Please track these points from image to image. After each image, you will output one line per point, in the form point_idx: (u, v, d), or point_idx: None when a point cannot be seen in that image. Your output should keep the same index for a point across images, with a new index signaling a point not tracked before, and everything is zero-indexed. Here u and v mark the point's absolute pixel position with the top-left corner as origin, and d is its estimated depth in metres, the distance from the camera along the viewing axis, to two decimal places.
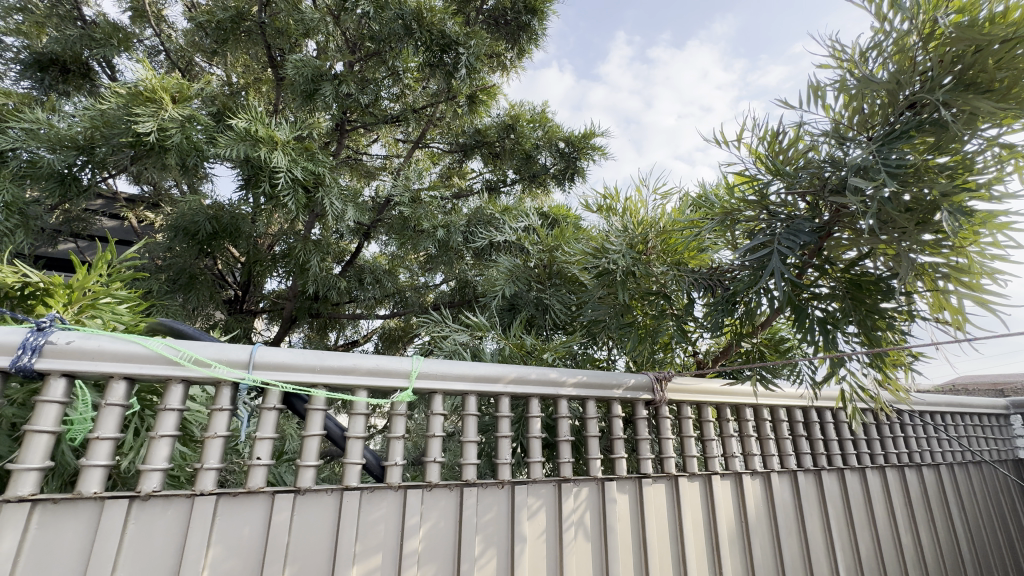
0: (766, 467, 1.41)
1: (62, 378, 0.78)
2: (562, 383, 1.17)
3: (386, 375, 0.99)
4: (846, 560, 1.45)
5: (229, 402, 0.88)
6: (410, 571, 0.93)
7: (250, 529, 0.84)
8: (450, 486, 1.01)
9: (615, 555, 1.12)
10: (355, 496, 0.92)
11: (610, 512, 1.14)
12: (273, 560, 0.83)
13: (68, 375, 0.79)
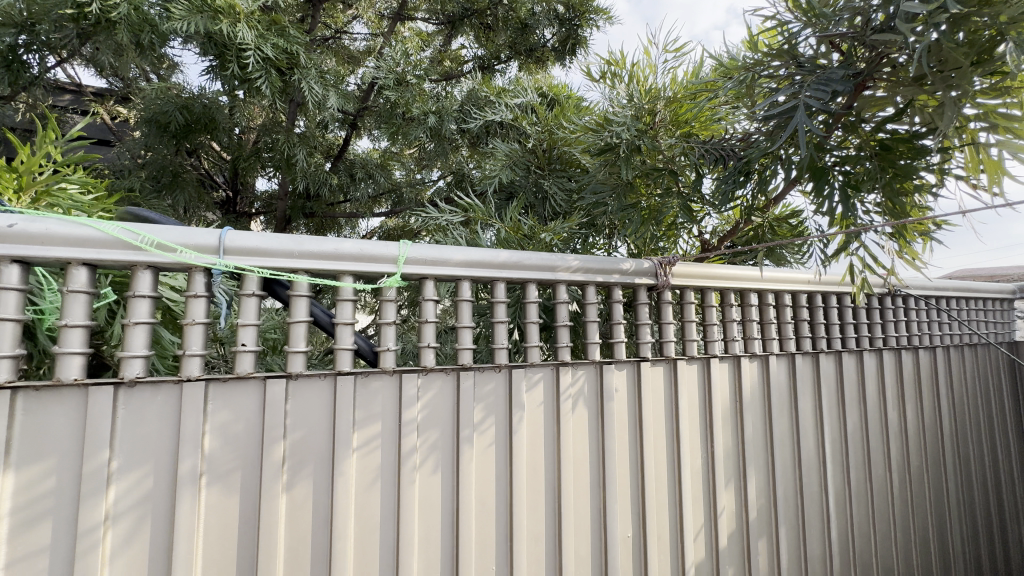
0: (765, 350, 1.41)
1: (15, 265, 0.72)
2: (560, 269, 1.11)
3: (373, 260, 0.92)
4: (832, 432, 1.51)
5: (205, 289, 0.82)
6: (409, 437, 0.94)
7: (246, 412, 0.84)
8: (446, 370, 1.00)
9: (611, 431, 1.15)
10: (349, 382, 0.90)
11: (607, 392, 1.15)
12: (272, 438, 0.84)
13: (22, 262, 0.73)
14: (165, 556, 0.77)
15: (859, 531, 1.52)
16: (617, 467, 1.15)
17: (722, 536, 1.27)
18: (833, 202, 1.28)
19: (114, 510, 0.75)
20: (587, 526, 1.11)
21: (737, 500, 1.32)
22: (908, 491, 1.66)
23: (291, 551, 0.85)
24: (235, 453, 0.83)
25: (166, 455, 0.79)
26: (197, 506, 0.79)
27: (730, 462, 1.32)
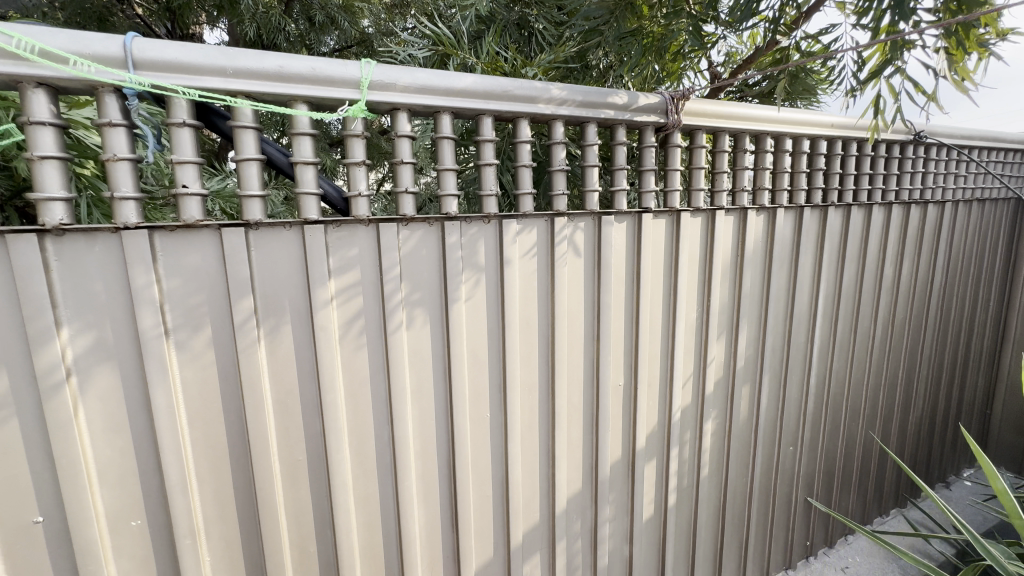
0: (773, 203, 1.31)
1: None
2: (556, 102, 0.95)
3: (330, 83, 0.75)
4: (827, 287, 1.49)
5: (123, 116, 0.67)
6: (393, 293, 0.88)
7: (204, 266, 0.74)
8: (430, 221, 0.89)
9: (607, 285, 1.09)
10: (319, 231, 0.80)
11: (605, 244, 1.07)
12: (240, 293, 0.76)
13: None
14: (144, 409, 0.74)
15: (836, 376, 1.60)
16: (612, 321, 1.12)
17: (709, 383, 1.31)
18: (884, 5, 1.07)
19: (74, 365, 0.69)
20: (579, 375, 1.12)
21: (726, 351, 1.34)
22: (887, 341, 1.71)
23: (279, 403, 0.83)
24: (200, 309, 0.75)
25: (122, 312, 0.71)
26: (167, 361, 0.73)
27: (724, 316, 1.30)
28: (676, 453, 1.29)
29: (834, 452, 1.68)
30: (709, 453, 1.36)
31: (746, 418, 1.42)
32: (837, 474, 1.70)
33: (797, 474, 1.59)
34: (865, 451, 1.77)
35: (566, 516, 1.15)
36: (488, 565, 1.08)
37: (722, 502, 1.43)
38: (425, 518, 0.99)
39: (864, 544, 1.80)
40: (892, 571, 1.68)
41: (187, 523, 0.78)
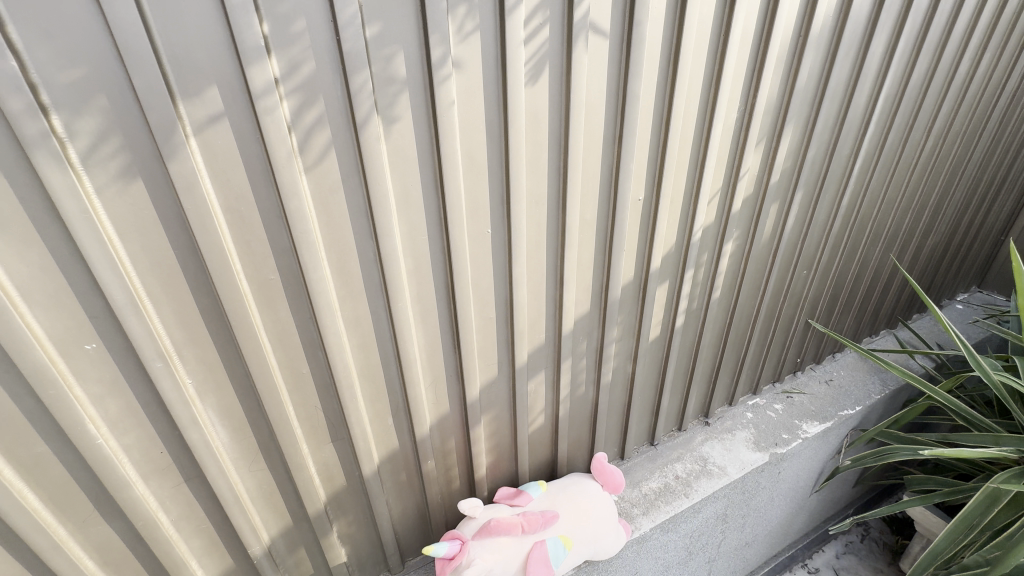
0: None
1: None
2: None
3: None
4: (891, 86, 1.25)
5: None
6: (359, 67, 0.67)
7: (72, 8, 0.52)
8: None
9: (637, 68, 0.86)
10: None
11: (639, 7, 0.82)
12: (140, 52, 0.55)
13: None
14: (52, 215, 0.58)
15: (869, 195, 1.45)
16: (638, 119, 0.92)
17: (738, 199, 1.16)
18: None
19: None
20: (594, 187, 0.95)
21: (761, 163, 1.16)
22: (934, 155, 1.52)
23: (230, 211, 0.67)
24: (88, 77, 0.55)
25: None
26: (61, 151, 0.56)
27: (767, 118, 1.09)
28: (690, 275, 1.21)
29: (844, 276, 1.62)
30: (723, 276, 1.28)
31: (768, 239, 1.31)
32: (842, 297, 1.68)
33: (804, 297, 1.54)
34: (874, 275, 1.72)
35: (572, 338, 1.11)
36: (493, 384, 1.07)
37: (727, 323, 1.40)
38: (425, 340, 0.93)
39: (850, 361, 1.89)
40: (873, 383, 1.77)
41: (152, 345, 0.69)
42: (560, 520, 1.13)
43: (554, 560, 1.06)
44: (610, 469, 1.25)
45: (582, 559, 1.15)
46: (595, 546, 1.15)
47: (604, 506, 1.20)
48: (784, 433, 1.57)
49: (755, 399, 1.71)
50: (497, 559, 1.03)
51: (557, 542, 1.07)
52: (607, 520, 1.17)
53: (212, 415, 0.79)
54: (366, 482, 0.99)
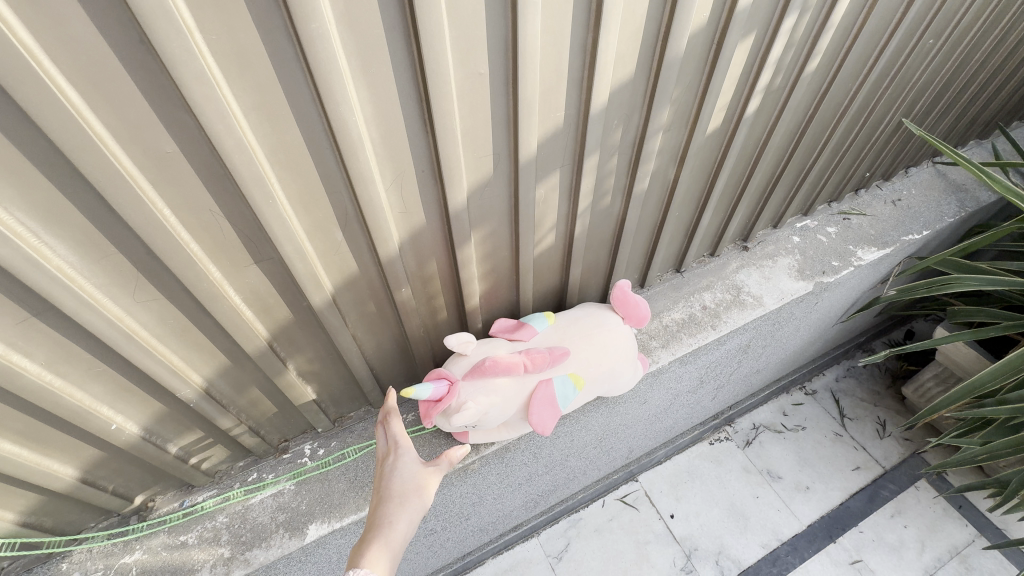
0: None
1: None
2: None
3: None
4: None
5: None
6: None
7: None
8: None
9: None
10: None
11: None
12: None
13: None
14: None
15: None
16: None
17: None
18: None
19: None
20: None
21: None
22: None
23: None
24: None
25: None
26: None
27: None
28: (790, 26, 0.79)
29: (969, 55, 1.20)
30: (833, 32, 0.86)
31: None
32: (952, 89, 1.28)
33: (913, 84, 1.16)
34: (1003, 58, 1.29)
35: (603, 121, 0.75)
36: (486, 187, 0.75)
37: (810, 113, 1.03)
38: (375, 107, 0.58)
39: (925, 178, 1.54)
40: (949, 203, 1.47)
41: None
42: (572, 357, 0.93)
43: (561, 401, 0.89)
44: (633, 300, 1.01)
45: (595, 395, 1.00)
46: (610, 383, 0.98)
47: (624, 341, 0.99)
48: (834, 259, 1.32)
49: (805, 221, 1.42)
50: (496, 401, 0.85)
51: (566, 382, 0.89)
52: (626, 356, 0.98)
53: (24, 217, 0.49)
54: (319, 314, 0.75)
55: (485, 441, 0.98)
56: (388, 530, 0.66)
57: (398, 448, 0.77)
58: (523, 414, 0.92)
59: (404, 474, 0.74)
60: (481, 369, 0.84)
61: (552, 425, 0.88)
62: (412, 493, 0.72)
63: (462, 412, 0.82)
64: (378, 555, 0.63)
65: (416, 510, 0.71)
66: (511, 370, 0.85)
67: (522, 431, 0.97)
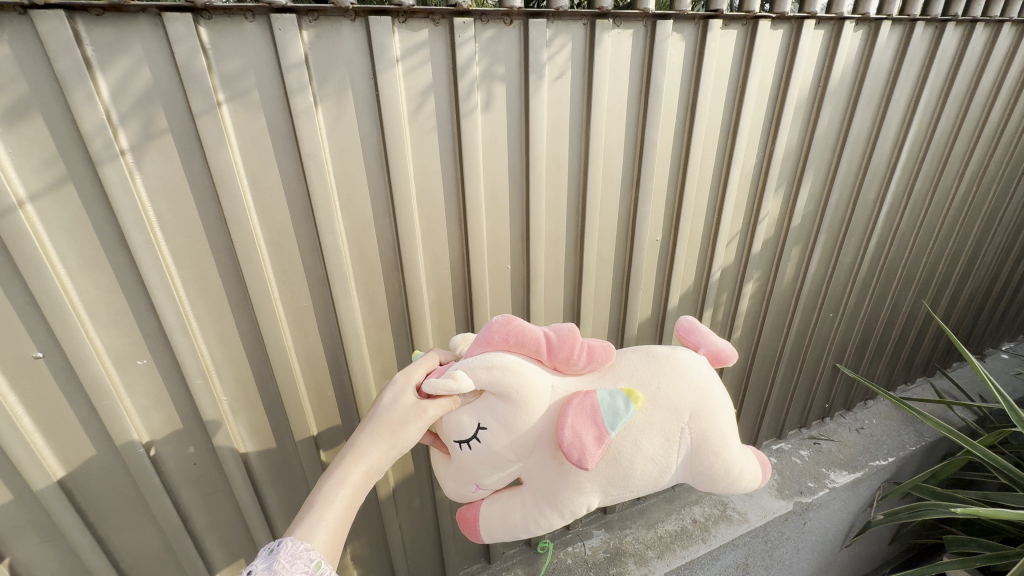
0: (878, 13, 1.00)
1: None
2: None
3: None
4: (917, 131, 1.24)
5: None
6: (398, 134, 0.72)
7: (155, 69, 0.59)
8: (435, 18, 0.68)
9: (656, 117, 0.88)
10: (292, 22, 0.61)
11: (658, 59, 0.83)
12: (207, 122, 0.62)
13: None
14: (127, 259, 0.66)
15: (899, 242, 1.43)
16: (657, 162, 0.93)
17: (757, 242, 1.17)
18: None
19: (26, 192, 0.59)
20: (612, 228, 0.98)
21: (782, 207, 1.17)
22: (967, 202, 1.47)
23: (273, 244, 0.73)
24: (166, 143, 0.62)
25: (73, 141, 0.59)
26: (140, 204, 0.63)
27: (788, 165, 1.10)
28: (709, 315, 1.22)
29: (873, 321, 1.58)
30: (744, 316, 1.28)
31: (789, 286, 1.32)
32: (872, 344, 1.64)
33: (831, 340, 1.52)
34: (908, 318, 1.66)
35: None
36: None
37: (748, 362, 1.39)
38: None
39: (883, 409, 1.81)
40: (908, 433, 1.69)
41: (195, 364, 0.74)
42: (622, 369, 0.67)
43: (607, 414, 0.58)
44: (704, 330, 0.74)
45: (669, 444, 0.65)
46: (692, 427, 0.65)
47: (704, 374, 0.68)
48: (809, 481, 1.51)
49: (779, 443, 1.67)
50: (506, 392, 0.60)
51: (615, 390, 0.59)
52: (711, 387, 0.67)
53: (243, 432, 0.84)
54: (381, 503, 1.03)
55: (499, 511, 0.68)
56: (352, 460, 0.58)
57: (409, 371, 0.64)
58: (550, 445, 0.63)
59: (398, 401, 0.61)
60: (484, 337, 0.64)
61: (595, 450, 0.56)
62: (395, 429, 0.60)
63: (451, 384, 0.59)
64: (337, 475, 0.57)
65: (396, 449, 0.60)
66: (523, 346, 0.63)
67: (550, 492, 0.65)
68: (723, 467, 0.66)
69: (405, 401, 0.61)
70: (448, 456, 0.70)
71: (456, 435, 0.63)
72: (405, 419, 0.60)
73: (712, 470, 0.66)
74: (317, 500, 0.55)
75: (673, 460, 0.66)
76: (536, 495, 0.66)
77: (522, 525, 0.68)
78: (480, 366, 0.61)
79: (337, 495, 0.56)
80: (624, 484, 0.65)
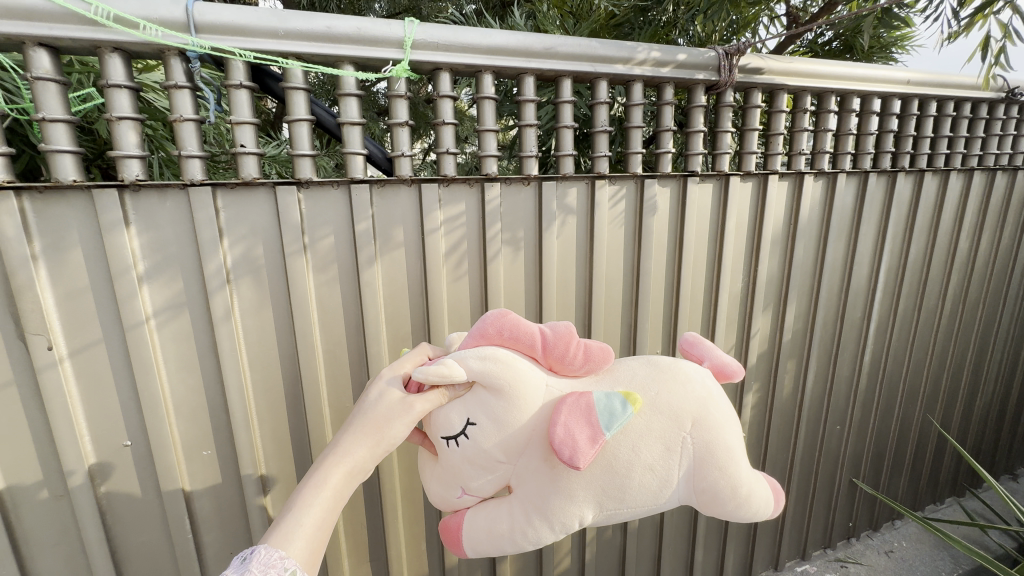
0: (833, 169, 1.22)
1: (43, 49, 0.65)
2: (598, 61, 0.90)
3: (374, 43, 0.76)
4: (890, 260, 1.39)
5: (187, 78, 0.71)
6: (436, 267, 0.90)
7: (262, 222, 0.79)
8: (470, 182, 0.90)
9: (649, 251, 1.06)
10: (365, 190, 0.83)
11: (647, 208, 1.03)
12: (293, 261, 0.81)
13: (50, 47, 0.66)
14: (213, 365, 0.82)
15: (894, 358, 1.51)
16: (652, 287, 1.09)
17: (752, 356, 1.27)
18: None
19: (153, 311, 0.76)
20: (616, 342, 1.11)
21: (772, 325, 1.29)
22: (955, 320, 1.57)
23: (328, 354, 0.88)
24: (259, 275, 0.81)
25: (193, 274, 0.78)
26: (233, 322, 0.80)
27: (771, 288, 1.25)
28: None
29: (884, 434, 1.60)
30: (748, 425, 1.34)
31: (790, 399, 1.39)
32: (887, 458, 1.63)
33: (843, 454, 1.53)
34: (921, 431, 1.67)
35: None
36: None
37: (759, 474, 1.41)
38: None
39: (913, 531, 1.74)
40: (942, 558, 1.60)
41: (249, 457, 0.86)
42: (620, 372, 0.67)
43: (600, 413, 0.57)
44: (708, 345, 0.74)
45: (670, 452, 0.63)
46: (694, 436, 0.64)
47: (706, 383, 0.68)
48: None
49: (804, 565, 1.59)
50: (498, 385, 0.60)
51: (610, 392, 0.59)
52: (712, 393, 0.67)
53: None
54: None
55: (484, 518, 0.64)
56: (332, 460, 0.55)
57: (398, 365, 0.63)
58: (542, 447, 0.62)
59: (384, 392, 0.59)
60: (479, 333, 0.64)
61: (588, 449, 0.55)
62: (380, 424, 0.58)
63: (443, 375, 0.58)
64: (317, 477, 0.55)
65: (379, 449, 0.58)
66: (518, 343, 0.63)
67: (541, 503, 0.63)
68: (729, 484, 0.64)
69: (393, 397, 0.59)
70: (435, 456, 0.68)
71: (443, 431, 0.62)
72: (390, 415, 0.58)
73: (718, 486, 0.64)
74: (296, 501, 0.54)
75: (675, 473, 0.64)
76: (525, 501, 0.63)
77: (509, 535, 0.64)
78: (473, 358, 0.61)
79: (318, 496, 0.54)
80: (618, 493, 0.63)
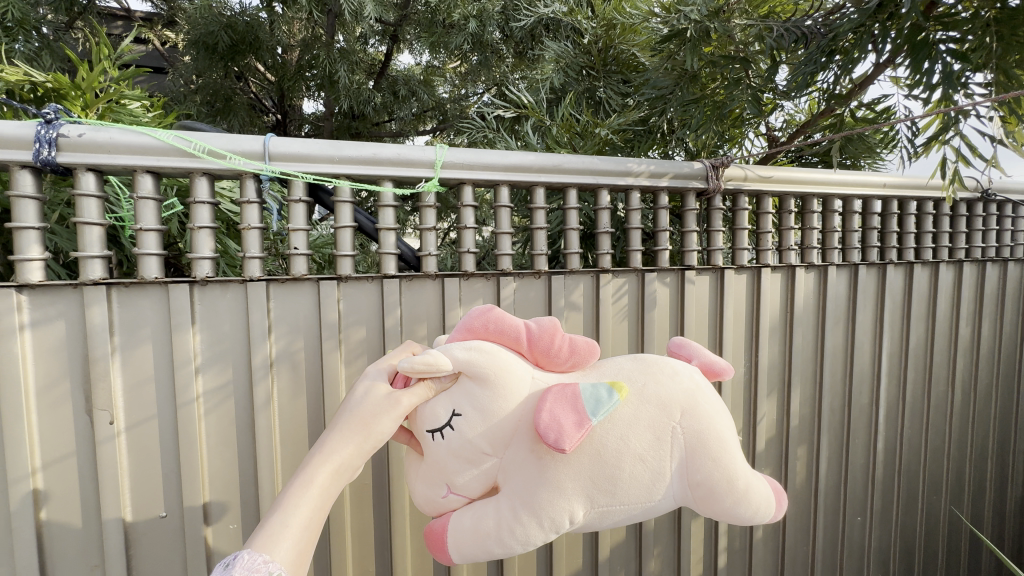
0: (822, 262, 1.31)
1: (149, 175, 0.81)
2: (599, 175, 1.04)
3: (411, 165, 0.92)
4: (891, 347, 1.44)
5: (257, 195, 0.86)
6: None
7: (305, 312, 0.91)
8: (487, 275, 1.01)
9: (651, 337, 1.14)
10: (395, 284, 0.94)
11: (648, 299, 1.13)
12: (330, 347, 0.91)
13: (154, 172, 0.82)
14: (249, 440, 0.89)
15: (909, 445, 1.50)
16: None
17: (761, 441, 1.29)
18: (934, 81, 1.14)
19: (204, 389, 0.86)
20: None
21: (778, 410, 1.32)
22: (967, 404, 1.57)
23: None
24: (298, 357, 0.91)
25: (241, 355, 0.88)
26: (272, 400, 0.89)
27: (774, 373, 1.30)
28: None
29: (910, 526, 1.54)
30: None
31: (805, 488, 1.38)
32: (917, 553, 1.55)
33: (868, 548, 1.47)
34: (950, 522, 1.60)
35: (609, 568, 1.17)
36: None
37: (779, 568, 1.36)
38: None
39: None
40: None
41: None
42: (607, 366, 0.73)
43: (584, 401, 0.62)
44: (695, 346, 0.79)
45: (659, 441, 0.68)
46: (682, 424, 0.69)
47: (693, 377, 0.73)
48: None
49: None
50: (485, 375, 0.66)
51: (594, 382, 0.64)
52: (699, 383, 0.72)
53: None
54: None
55: (471, 517, 0.66)
56: (319, 458, 0.57)
57: (387, 364, 0.68)
58: (530, 436, 0.66)
59: (371, 389, 0.63)
60: (468, 328, 0.70)
61: (573, 431, 0.60)
62: (367, 421, 0.61)
63: (432, 366, 0.63)
64: (304, 475, 0.56)
65: (365, 446, 0.60)
66: (505, 336, 0.69)
67: (530, 500, 0.65)
68: (724, 476, 0.68)
69: (379, 393, 0.62)
70: (421, 455, 0.71)
71: (431, 423, 0.66)
72: (377, 411, 0.61)
73: (712, 478, 0.68)
74: (283, 503, 0.55)
75: (666, 464, 0.68)
76: (512, 497, 0.65)
77: (495, 533, 0.65)
78: (460, 351, 0.66)
79: (307, 494, 0.56)
80: (609, 486, 0.67)
